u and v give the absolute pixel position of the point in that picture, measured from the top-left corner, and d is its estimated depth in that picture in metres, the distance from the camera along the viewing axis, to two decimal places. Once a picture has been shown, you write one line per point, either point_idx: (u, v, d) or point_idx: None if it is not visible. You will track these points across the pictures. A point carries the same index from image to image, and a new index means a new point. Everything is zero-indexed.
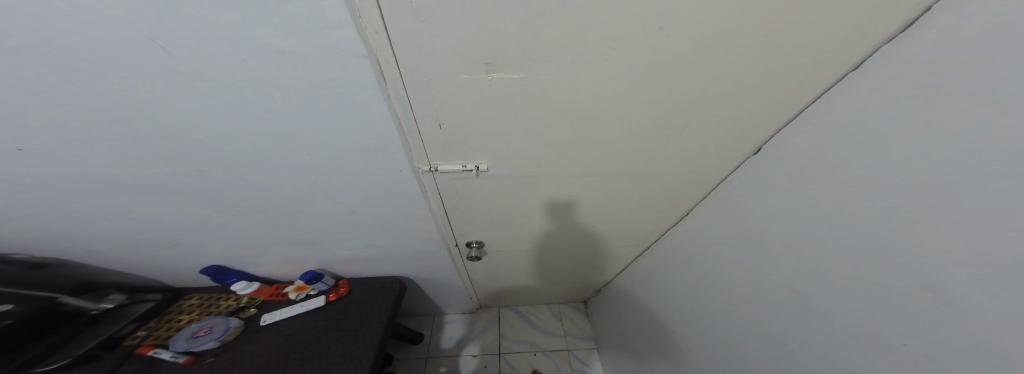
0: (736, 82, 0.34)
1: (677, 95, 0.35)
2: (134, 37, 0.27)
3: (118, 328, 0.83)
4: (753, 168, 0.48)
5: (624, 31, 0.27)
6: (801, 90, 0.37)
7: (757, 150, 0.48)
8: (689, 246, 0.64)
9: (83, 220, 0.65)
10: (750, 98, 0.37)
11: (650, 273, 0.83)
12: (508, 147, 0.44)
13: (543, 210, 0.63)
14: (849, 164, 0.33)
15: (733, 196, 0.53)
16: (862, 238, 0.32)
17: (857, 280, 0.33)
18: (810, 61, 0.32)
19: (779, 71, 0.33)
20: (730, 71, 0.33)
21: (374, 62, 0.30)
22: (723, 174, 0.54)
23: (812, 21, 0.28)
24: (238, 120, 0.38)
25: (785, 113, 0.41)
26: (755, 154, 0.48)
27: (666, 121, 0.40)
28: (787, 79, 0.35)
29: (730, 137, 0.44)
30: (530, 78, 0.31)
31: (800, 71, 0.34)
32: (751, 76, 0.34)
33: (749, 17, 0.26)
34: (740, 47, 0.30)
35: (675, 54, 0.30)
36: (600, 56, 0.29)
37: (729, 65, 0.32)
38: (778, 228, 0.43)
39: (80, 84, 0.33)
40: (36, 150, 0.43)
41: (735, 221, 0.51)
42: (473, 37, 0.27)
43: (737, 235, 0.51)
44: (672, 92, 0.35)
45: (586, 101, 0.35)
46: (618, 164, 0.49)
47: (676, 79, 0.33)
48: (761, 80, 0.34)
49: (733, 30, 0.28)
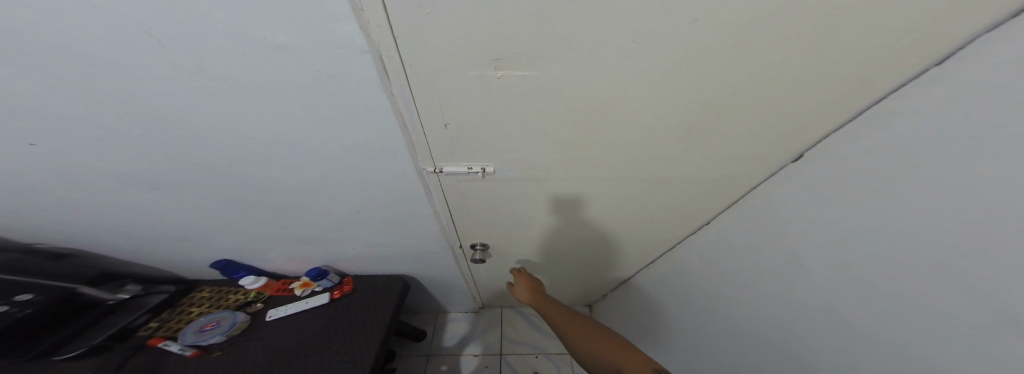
0: (772, 84, 0.32)
1: (706, 97, 0.33)
2: (130, 30, 0.26)
3: (132, 318, 0.85)
4: (795, 178, 0.45)
5: (655, 22, 0.24)
6: (851, 94, 0.33)
7: (799, 155, 0.44)
8: (719, 257, 0.61)
9: (98, 214, 0.66)
10: (783, 102, 0.34)
11: (667, 282, 0.80)
12: (517, 149, 0.42)
13: (551, 211, 0.60)
14: (913, 176, 0.30)
15: (769, 205, 0.49)
16: (941, 256, 0.29)
17: (928, 306, 0.30)
18: (861, 61, 0.29)
19: (822, 72, 0.30)
20: (767, 70, 0.30)
21: (377, 57, 0.29)
22: (756, 181, 0.51)
23: (868, 18, 0.25)
24: (239, 117, 0.37)
25: (834, 117, 0.37)
26: (795, 161, 0.45)
27: (693, 124, 0.37)
28: (831, 81, 0.31)
29: (760, 143, 0.41)
30: (542, 76, 0.30)
31: (848, 72, 0.30)
32: (790, 78, 0.31)
33: (795, 11, 0.24)
34: (782, 45, 0.27)
35: (704, 50, 0.27)
36: (623, 51, 0.27)
37: (767, 64, 0.29)
38: (829, 241, 0.40)
39: (83, 81, 0.33)
40: (50, 146, 0.44)
41: (774, 232, 0.48)
42: (483, 31, 0.25)
43: (777, 247, 0.48)
44: (701, 94, 0.32)
45: (604, 101, 0.33)
46: (636, 170, 0.46)
47: (707, 79, 0.30)
48: (801, 80, 0.31)
49: (774, 25, 0.25)
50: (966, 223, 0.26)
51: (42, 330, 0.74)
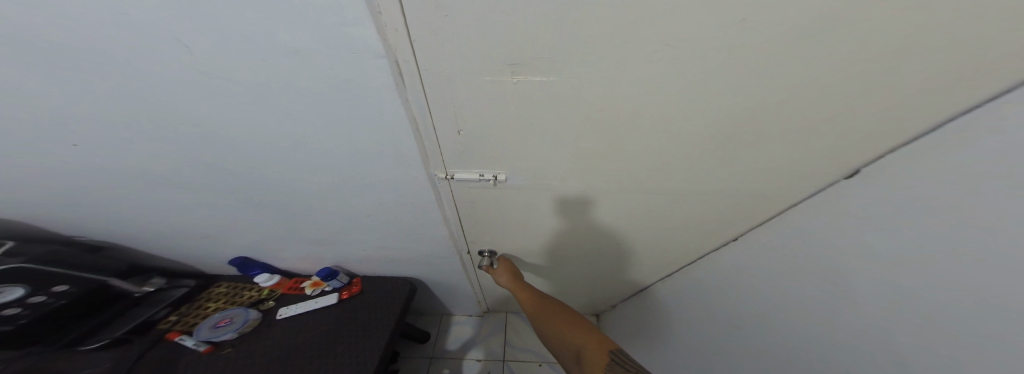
0: (819, 93, 0.29)
1: (743, 106, 0.31)
2: (161, 36, 0.27)
3: (153, 312, 0.88)
4: (849, 197, 0.40)
5: (689, 25, 0.22)
6: (911, 107, 0.29)
7: (854, 172, 0.39)
8: (743, 277, 0.57)
9: (128, 211, 0.69)
10: (824, 112, 0.31)
11: (683, 298, 0.75)
12: (531, 157, 0.41)
13: (555, 209, 0.54)
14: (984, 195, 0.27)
15: (807, 224, 0.45)
16: None
17: (982, 340, 0.27)
18: (926, 70, 0.26)
19: (874, 81, 0.27)
20: (812, 78, 0.27)
21: (393, 63, 0.28)
22: (798, 198, 0.46)
23: (937, 22, 0.22)
24: (257, 120, 0.38)
25: (900, 130, 0.33)
26: (848, 177, 0.40)
27: (728, 135, 0.35)
28: (885, 90, 0.28)
29: (800, 157, 0.38)
30: (562, 81, 0.28)
31: (908, 81, 0.27)
32: (836, 86, 0.28)
33: (850, 12, 0.21)
34: (830, 50, 0.24)
35: (739, 55, 0.25)
36: (652, 56, 0.25)
37: (812, 71, 0.26)
38: (876, 268, 0.36)
39: (116, 82, 0.34)
40: (87, 145, 0.47)
41: (813, 253, 0.44)
42: (500, 35, 0.24)
43: (811, 271, 0.44)
44: (738, 103, 0.30)
45: (628, 109, 0.31)
46: (658, 181, 0.44)
47: (745, 87, 0.28)
48: (848, 89, 0.28)
49: (823, 28, 0.22)
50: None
51: (74, 320, 0.77)
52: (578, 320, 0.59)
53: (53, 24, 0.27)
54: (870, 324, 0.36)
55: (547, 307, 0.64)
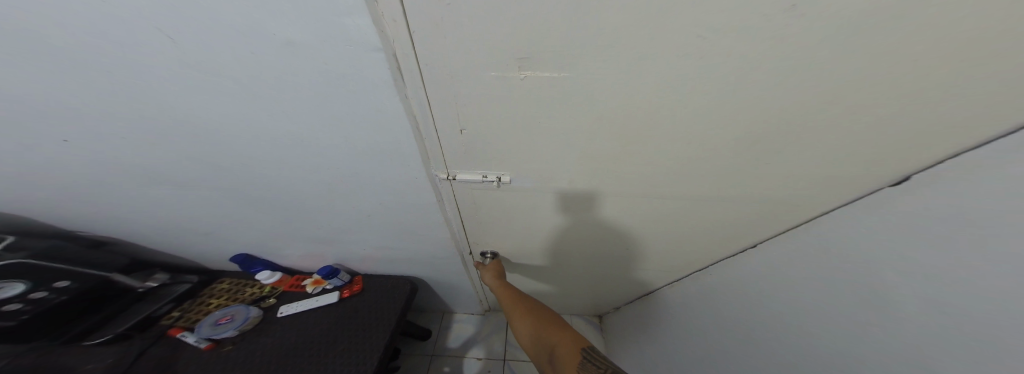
0: (856, 94, 0.26)
1: (770, 106, 0.28)
2: (143, 26, 0.26)
3: (156, 307, 0.87)
4: (892, 207, 0.36)
5: (722, 13, 0.20)
6: (961, 110, 0.27)
7: (904, 178, 0.35)
8: (758, 282, 0.54)
9: (126, 207, 0.69)
10: (857, 115, 0.29)
11: (691, 303, 0.72)
12: (538, 158, 0.39)
13: (556, 209, 0.51)
14: None
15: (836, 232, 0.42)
16: None
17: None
18: (982, 70, 0.23)
19: (921, 81, 0.25)
20: (851, 76, 0.25)
21: (391, 56, 0.26)
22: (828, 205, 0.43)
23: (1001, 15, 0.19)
24: (251, 117, 0.36)
25: (955, 134, 0.29)
26: (897, 184, 0.36)
27: (751, 137, 0.32)
28: (931, 91, 0.26)
29: (830, 163, 0.35)
30: (574, 77, 0.26)
31: (959, 82, 0.24)
32: (875, 87, 0.26)
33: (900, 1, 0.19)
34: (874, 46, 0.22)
35: (772, 50, 0.23)
36: (677, 51, 0.23)
37: (852, 69, 0.24)
38: (912, 282, 0.33)
39: (104, 77, 0.33)
40: (79, 141, 0.45)
41: (839, 264, 0.41)
42: (507, 29, 0.23)
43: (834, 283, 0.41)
44: (765, 102, 0.28)
45: (646, 108, 0.29)
46: (673, 184, 0.42)
47: (773, 85, 0.26)
48: (890, 90, 0.26)
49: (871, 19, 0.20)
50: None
51: (77, 316, 0.77)
52: (554, 319, 0.61)
53: (34, 16, 0.26)
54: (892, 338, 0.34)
55: (523, 305, 0.65)
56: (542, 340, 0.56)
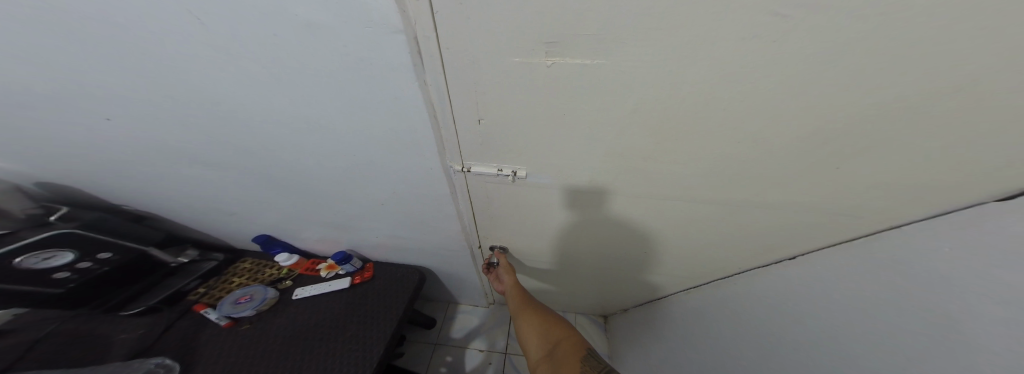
0: (939, 96, 0.23)
1: (829, 104, 0.25)
2: (171, 6, 0.26)
3: (183, 283, 0.91)
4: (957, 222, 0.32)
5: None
6: None
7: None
8: (783, 295, 0.50)
9: (160, 185, 0.72)
10: (941, 119, 0.24)
11: (706, 311, 0.68)
12: (559, 153, 0.37)
13: (568, 206, 0.49)
14: None
15: (887, 247, 0.38)
16: None
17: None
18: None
19: None
20: (946, 73, 0.21)
21: (412, 39, 0.25)
22: (891, 219, 0.37)
23: None
24: (274, 102, 0.36)
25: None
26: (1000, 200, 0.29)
27: (800, 137, 0.29)
28: None
29: (892, 172, 0.31)
30: (605, 66, 0.24)
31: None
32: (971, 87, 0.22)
33: None
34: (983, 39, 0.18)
35: (845, 36, 0.19)
36: (730, 35, 0.20)
37: (945, 65, 0.20)
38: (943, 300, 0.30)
39: (138, 58, 0.34)
40: (120, 120, 0.48)
41: (877, 282, 0.37)
42: (536, 10, 0.21)
43: (866, 300, 0.38)
44: (823, 99, 0.25)
45: (682, 100, 0.27)
46: (701, 186, 0.39)
47: (835, 81, 0.23)
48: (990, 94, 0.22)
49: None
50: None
51: (118, 285, 0.84)
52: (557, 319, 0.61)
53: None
54: (907, 355, 0.32)
55: (530, 305, 0.65)
56: (542, 336, 0.57)
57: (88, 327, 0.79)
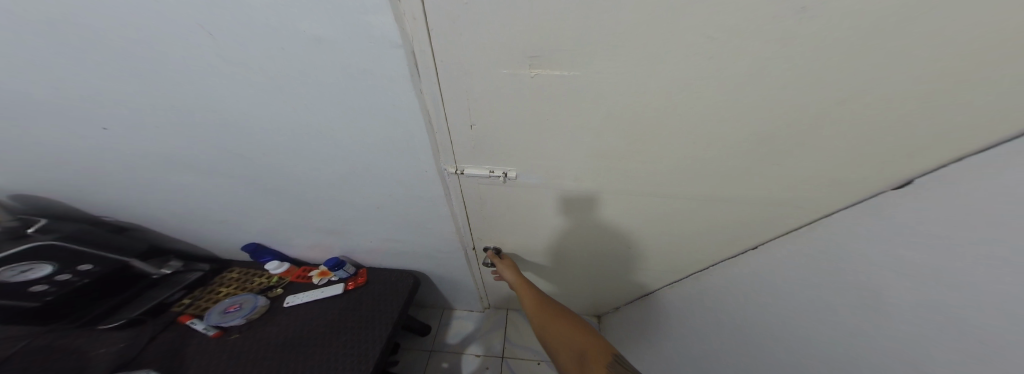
0: (862, 98, 0.27)
1: (777, 109, 0.29)
2: (188, 23, 0.28)
3: (169, 294, 0.89)
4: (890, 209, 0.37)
5: (735, 13, 0.21)
6: (964, 116, 0.27)
7: (906, 182, 0.35)
8: (760, 286, 0.54)
9: (149, 194, 0.71)
10: (870, 117, 0.29)
11: (690, 305, 0.72)
12: (545, 156, 0.40)
13: (557, 207, 0.52)
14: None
15: (835, 235, 0.42)
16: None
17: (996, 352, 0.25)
18: (999, 73, 0.23)
19: (938, 83, 0.25)
20: (864, 76, 0.25)
21: (409, 53, 0.28)
22: (835, 207, 0.42)
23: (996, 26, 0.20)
24: (277, 110, 0.38)
25: (970, 139, 0.29)
26: (897, 188, 0.36)
27: (757, 138, 0.33)
28: (942, 97, 0.26)
29: (836, 166, 0.35)
30: (583, 77, 0.27)
31: (978, 84, 0.24)
32: (891, 87, 0.26)
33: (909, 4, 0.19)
34: (891, 47, 0.22)
35: (777, 52, 0.23)
36: (686, 51, 0.24)
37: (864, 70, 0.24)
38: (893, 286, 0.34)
39: (147, 69, 0.35)
40: (118, 130, 0.48)
41: (837, 268, 0.41)
42: (521, 28, 0.24)
43: (833, 288, 0.41)
44: (771, 106, 0.29)
45: (653, 106, 0.30)
46: (678, 184, 0.42)
47: (781, 88, 0.27)
48: (899, 94, 0.26)
49: (886, 20, 0.20)
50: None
51: (96, 299, 0.81)
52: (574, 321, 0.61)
53: (100, 17, 0.29)
54: (882, 335, 0.34)
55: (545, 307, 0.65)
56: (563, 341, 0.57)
57: (64, 342, 0.76)
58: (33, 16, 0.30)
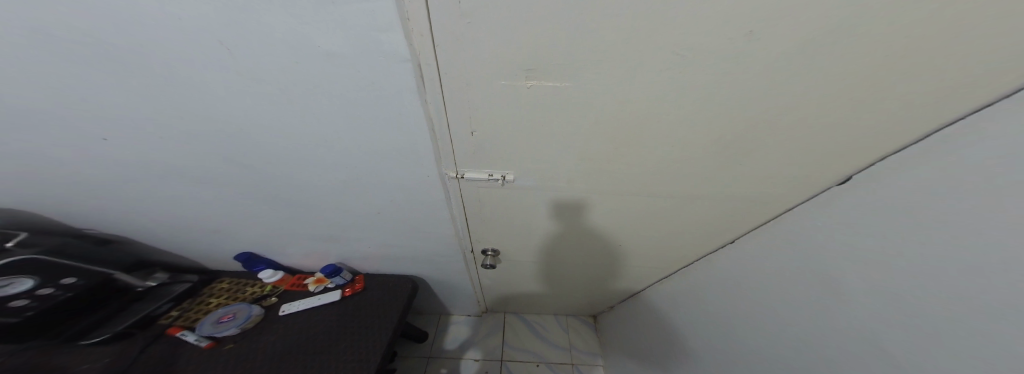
0: (818, 104, 0.30)
1: (748, 114, 0.32)
2: (208, 40, 0.30)
3: (156, 306, 0.87)
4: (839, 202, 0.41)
5: (703, 34, 0.24)
6: (904, 119, 0.31)
7: (845, 178, 0.40)
8: (739, 278, 0.57)
9: (143, 204, 0.71)
10: (827, 120, 0.32)
11: (679, 299, 0.74)
12: (540, 159, 0.42)
13: (551, 209, 0.55)
14: None
15: (799, 228, 0.46)
16: None
17: (949, 325, 0.28)
18: (928, 83, 0.27)
19: (880, 91, 0.28)
20: (823, 85, 0.28)
21: (416, 66, 0.30)
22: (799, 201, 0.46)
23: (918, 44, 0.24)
24: (284, 120, 0.40)
25: (910, 139, 0.33)
26: (840, 184, 0.41)
27: (733, 140, 0.36)
28: (887, 103, 0.29)
29: (803, 164, 0.39)
30: (575, 87, 0.30)
31: (914, 91, 0.28)
32: (843, 94, 0.29)
33: (849, 26, 0.23)
34: (839, 60, 0.26)
35: (741, 65, 0.27)
36: (664, 64, 0.27)
37: (820, 80, 0.28)
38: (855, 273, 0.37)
39: (160, 82, 0.37)
40: (120, 141, 0.49)
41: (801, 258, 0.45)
42: (519, 44, 0.26)
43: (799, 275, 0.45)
44: (743, 112, 0.32)
45: (638, 112, 0.32)
46: (665, 184, 0.45)
47: (750, 96, 0.30)
48: (847, 101, 0.30)
49: (832, 38, 0.24)
50: (1009, 246, 0.24)
51: (77, 314, 0.76)
52: None
53: (123, 34, 0.30)
54: (847, 315, 0.38)
55: None
56: None
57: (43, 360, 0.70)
58: (53, 33, 0.31)
